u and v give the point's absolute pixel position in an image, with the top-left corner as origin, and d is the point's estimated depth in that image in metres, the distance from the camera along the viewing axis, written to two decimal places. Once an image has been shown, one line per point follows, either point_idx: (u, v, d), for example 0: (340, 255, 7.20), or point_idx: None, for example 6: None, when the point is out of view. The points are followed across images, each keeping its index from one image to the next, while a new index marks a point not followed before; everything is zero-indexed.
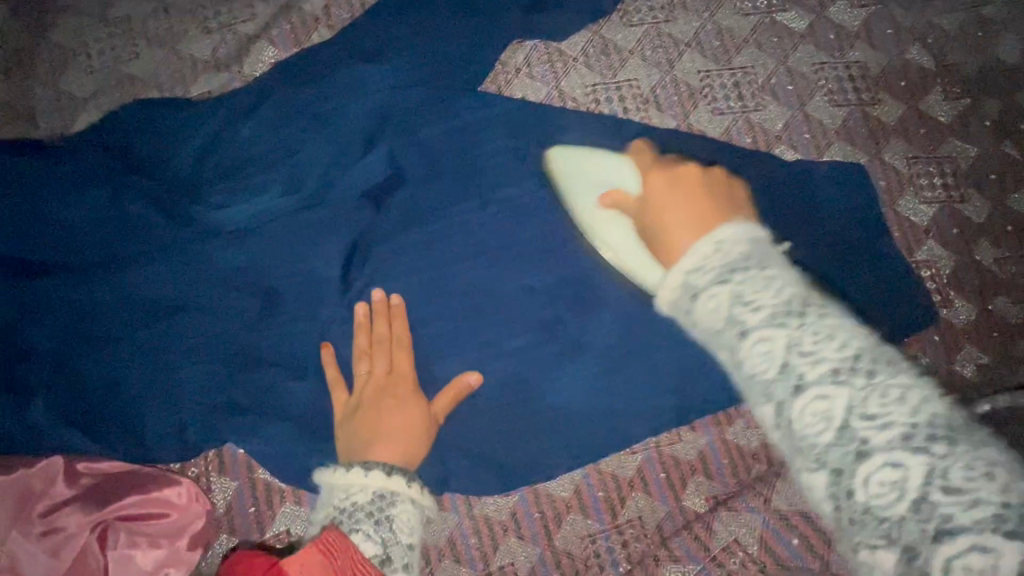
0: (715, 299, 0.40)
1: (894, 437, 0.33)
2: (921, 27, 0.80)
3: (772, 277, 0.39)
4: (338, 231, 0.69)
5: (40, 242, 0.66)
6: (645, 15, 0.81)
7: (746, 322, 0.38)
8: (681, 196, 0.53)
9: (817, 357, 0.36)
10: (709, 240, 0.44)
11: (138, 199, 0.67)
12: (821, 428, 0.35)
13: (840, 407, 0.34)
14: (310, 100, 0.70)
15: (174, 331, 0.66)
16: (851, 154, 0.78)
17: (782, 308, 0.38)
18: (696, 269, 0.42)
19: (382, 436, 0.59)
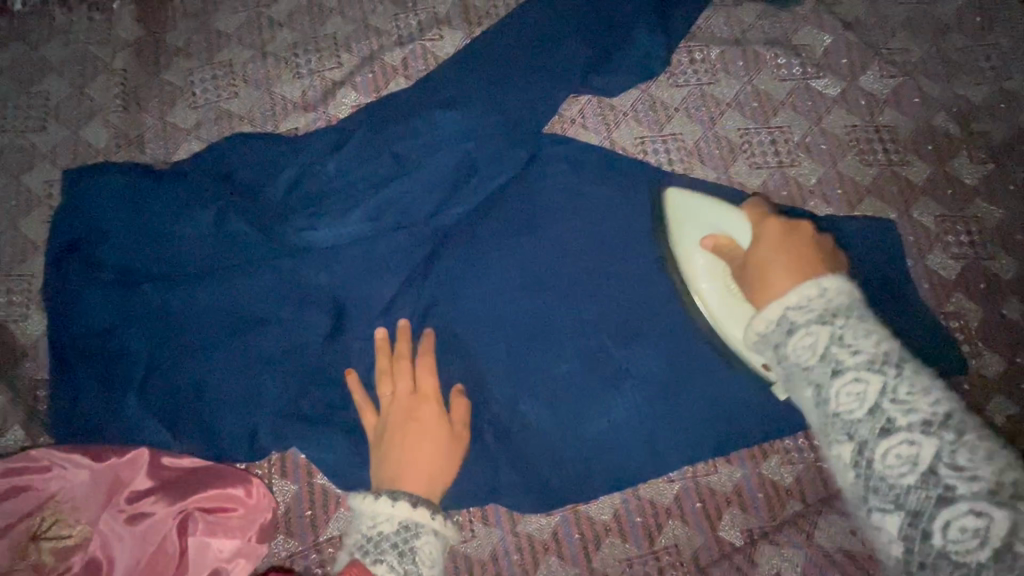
0: (812, 339, 0.53)
1: (916, 422, 0.47)
2: (945, 98, 0.85)
3: (858, 325, 0.52)
4: (408, 258, 0.76)
5: (146, 254, 0.73)
6: (689, 77, 0.87)
7: (842, 363, 0.51)
8: (787, 252, 0.59)
9: (858, 350, 0.51)
10: (812, 284, 0.55)
11: (238, 218, 0.74)
12: (854, 407, 0.50)
13: (874, 391, 0.49)
14: (390, 141, 0.79)
15: (256, 338, 0.71)
16: (881, 210, 0.82)
17: (880, 358, 0.50)
18: (796, 308, 0.54)
19: (409, 462, 0.61)
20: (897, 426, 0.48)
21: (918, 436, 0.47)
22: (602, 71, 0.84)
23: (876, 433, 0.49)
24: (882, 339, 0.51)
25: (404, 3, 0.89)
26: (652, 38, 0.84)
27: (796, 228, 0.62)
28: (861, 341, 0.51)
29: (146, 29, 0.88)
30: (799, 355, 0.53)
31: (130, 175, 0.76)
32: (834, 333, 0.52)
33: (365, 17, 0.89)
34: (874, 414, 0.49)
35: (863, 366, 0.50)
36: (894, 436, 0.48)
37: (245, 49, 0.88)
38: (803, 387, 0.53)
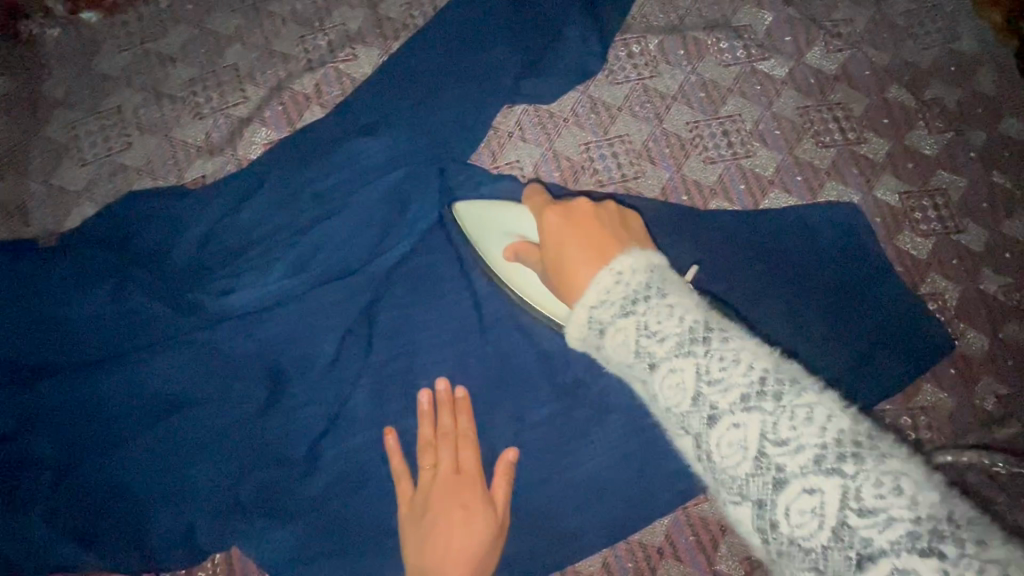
0: (621, 336, 0.38)
1: (804, 462, 0.31)
2: (895, 66, 0.81)
3: (671, 305, 0.37)
4: (344, 310, 0.69)
5: (38, 346, 0.64)
6: (629, 72, 0.81)
7: (714, 404, 0.34)
8: (576, 230, 0.50)
9: (663, 333, 0.36)
10: (610, 269, 0.41)
11: (141, 293, 0.65)
12: (681, 397, 0.35)
13: (755, 434, 0.32)
14: (310, 178, 0.71)
15: (185, 426, 0.64)
16: (843, 193, 0.78)
17: (756, 385, 0.33)
18: (599, 306, 0.40)
19: (449, 559, 0.55)
20: (788, 472, 0.31)
21: (909, 549, 0.28)
22: (534, 77, 0.77)
23: (768, 486, 0.32)
24: (688, 309, 0.37)
25: (311, 23, 0.81)
26: (585, 36, 0.78)
27: (578, 209, 0.52)
28: (702, 346, 0.35)
29: (17, 81, 0.77)
30: (619, 352, 0.39)
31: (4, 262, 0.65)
32: (636, 322, 0.38)
33: (268, 43, 0.80)
34: (762, 465, 0.32)
35: (733, 406, 0.33)
36: (786, 486, 0.31)
37: (135, 91, 0.78)
38: (734, 497, 0.33)
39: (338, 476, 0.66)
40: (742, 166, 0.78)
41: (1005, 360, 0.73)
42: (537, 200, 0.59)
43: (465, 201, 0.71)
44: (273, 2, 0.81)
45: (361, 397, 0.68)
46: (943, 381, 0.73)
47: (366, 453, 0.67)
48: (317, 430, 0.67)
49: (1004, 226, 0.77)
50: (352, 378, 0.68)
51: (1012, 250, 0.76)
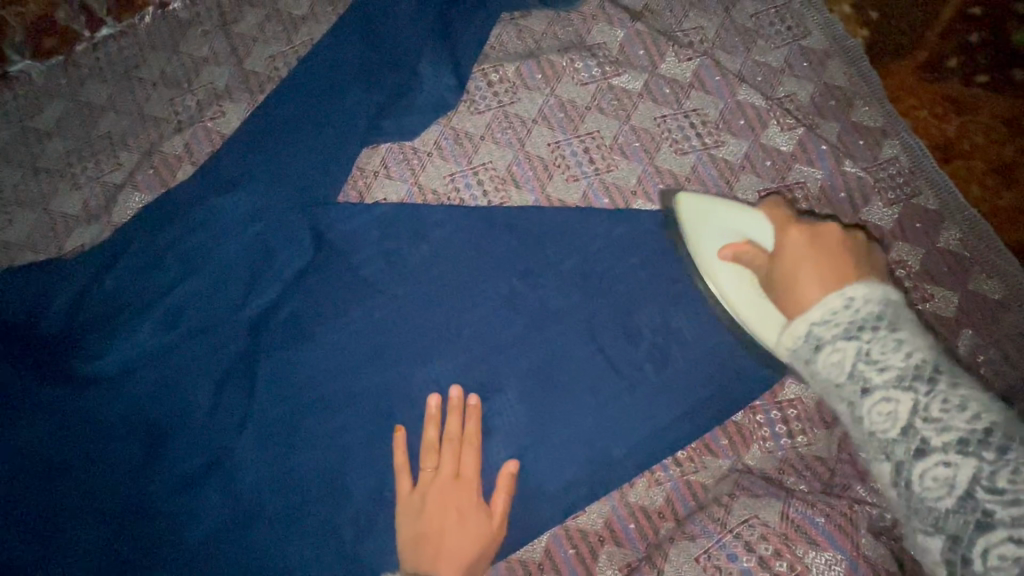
0: (839, 353, 0.51)
1: (890, 379, 0.48)
2: (745, 69, 0.84)
3: (896, 340, 0.49)
4: (219, 360, 0.72)
5: None
6: (490, 100, 0.84)
7: (821, 338, 0.52)
8: (819, 257, 0.57)
9: (886, 367, 0.48)
10: (839, 294, 0.53)
11: (11, 364, 0.68)
12: (888, 426, 0.47)
13: (851, 356, 0.50)
14: (179, 238, 0.74)
15: (61, 490, 0.67)
16: (704, 196, 0.80)
17: (909, 372, 0.48)
18: (822, 324, 0.52)
19: (432, 554, 0.62)
20: (875, 385, 0.48)
21: (894, 393, 0.48)
22: (393, 118, 0.80)
23: (858, 392, 0.49)
24: (916, 349, 0.49)
25: (180, 85, 0.84)
26: (438, 71, 0.81)
27: (823, 233, 0.60)
28: (890, 355, 0.48)
29: None
30: (832, 368, 0.51)
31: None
32: (822, 311, 0.53)
33: (140, 109, 0.83)
34: (854, 378, 0.50)
35: (839, 337, 0.51)
36: (873, 393, 0.48)
37: (14, 169, 0.81)
38: (838, 402, 0.52)
39: (224, 520, 0.69)
40: (604, 181, 0.81)
41: None
42: (780, 213, 0.64)
43: (688, 193, 0.73)
44: (143, 70, 0.85)
45: (247, 444, 0.71)
46: None
47: (255, 496, 0.70)
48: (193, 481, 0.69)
49: (861, 214, 0.79)
50: (232, 426, 0.71)
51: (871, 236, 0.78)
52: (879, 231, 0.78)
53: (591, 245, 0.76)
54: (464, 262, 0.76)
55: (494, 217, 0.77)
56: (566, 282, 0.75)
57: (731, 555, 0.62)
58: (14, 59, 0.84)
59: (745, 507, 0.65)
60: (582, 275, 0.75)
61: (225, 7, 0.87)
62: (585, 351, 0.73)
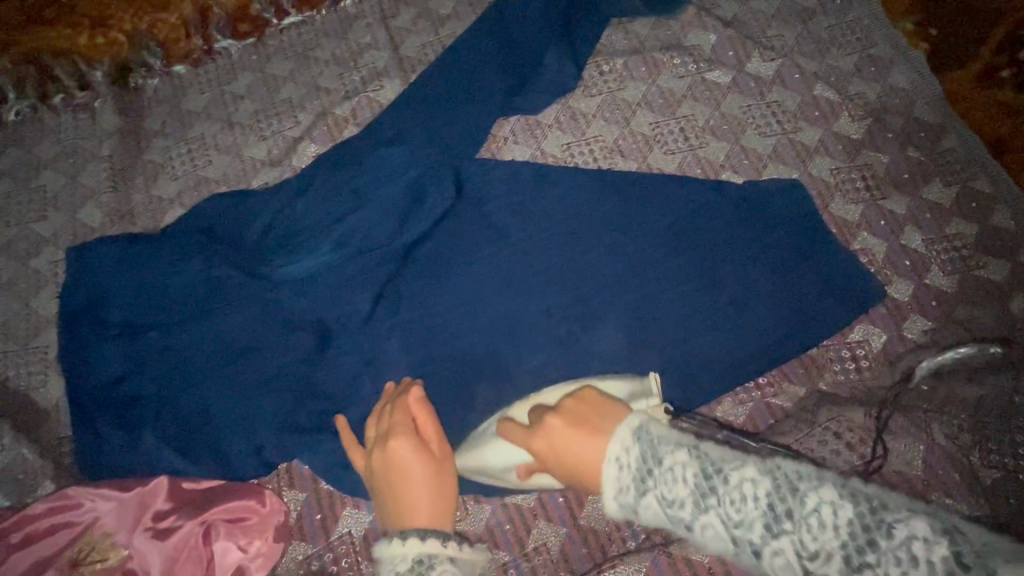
0: (654, 506, 0.49)
1: (761, 532, 0.45)
2: (820, 70, 0.99)
3: (676, 468, 0.48)
4: (375, 276, 0.86)
5: (145, 306, 0.83)
6: (601, 86, 1.00)
7: (685, 518, 0.47)
8: (574, 451, 0.56)
9: (742, 522, 0.45)
10: (630, 423, 0.52)
11: (221, 264, 0.84)
12: (727, 543, 0.46)
13: (721, 527, 0.46)
14: (349, 177, 0.90)
15: (249, 367, 0.81)
16: (784, 171, 0.94)
17: (771, 514, 0.45)
18: (619, 464, 0.51)
19: (403, 505, 0.62)
20: (758, 545, 0.45)
21: (776, 544, 0.44)
22: (524, 96, 0.98)
23: (748, 554, 0.46)
24: (756, 480, 0.46)
25: (347, 64, 1.03)
26: (562, 60, 0.98)
27: (564, 411, 0.59)
28: (678, 489, 0.48)
29: (126, 119, 1.01)
30: (652, 516, 0.49)
31: (121, 241, 0.85)
32: (658, 496, 0.48)
33: (314, 81, 1.02)
34: (738, 543, 0.46)
35: (695, 512, 0.47)
36: (763, 553, 0.45)
37: (214, 122, 1.00)
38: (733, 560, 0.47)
39: (376, 406, 0.81)
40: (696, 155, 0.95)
41: (930, 299, 0.86)
42: (513, 429, 0.65)
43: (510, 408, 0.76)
44: (317, 51, 1.04)
45: (398, 345, 0.85)
46: (877, 320, 0.86)
47: None
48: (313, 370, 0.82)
49: (923, 192, 0.91)
50: (387, 330, 0.85)
51: (932, 211, 0.90)
52: (939, 208, 0.90)
53: (688, 206, 0.91)
54: (581, 213, 0.91)
55: (606, 178, 0.93)
56: (666, 236, 0.90)
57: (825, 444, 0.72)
58: (218, 39, 1.06)
59: (833, 411, 0.74)
60: (679, 230, 0.90)
61: (386, 6, 1.07)
62: (680, 293, 0.88)
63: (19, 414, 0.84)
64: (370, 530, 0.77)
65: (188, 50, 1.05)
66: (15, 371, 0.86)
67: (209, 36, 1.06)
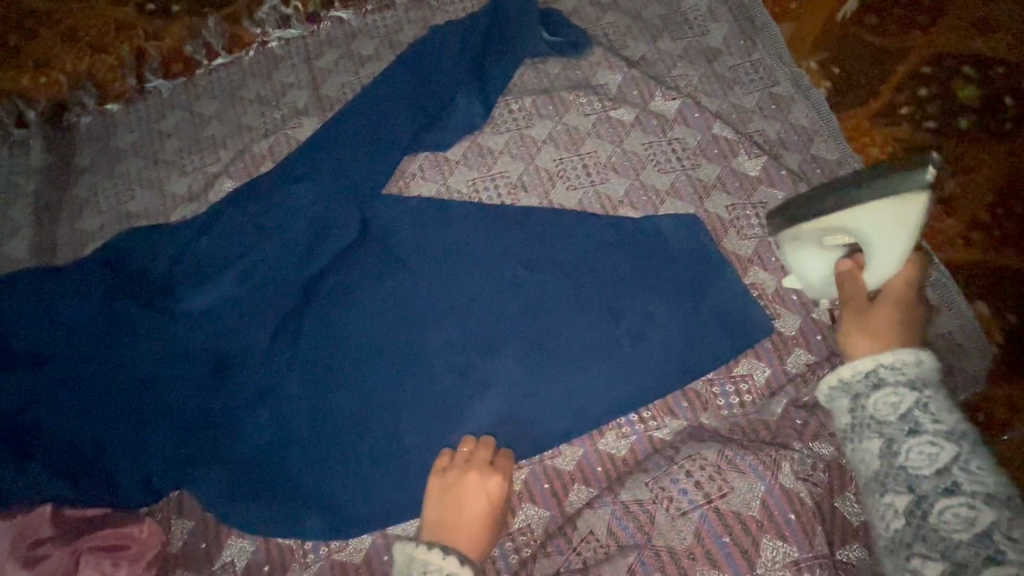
0: (858, 368, 0.62)
1: (912, 402, 0.58)
2: (722, 109, 1.02)
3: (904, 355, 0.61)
4: (274, 309, 0.89)
5: (46, 337, 0.85)
6: (509, 124, 1.03)
7: (884, 379, 0.61)
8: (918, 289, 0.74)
9: (901, 377, 0.60)
10: (912, 351, 0.61)
11: (125, 296, 0.87)
12: (924, 465, 0.54)
13: (907, 401, 0.58)
14: (257, 214, 0.94)
15: (144, 398, 0.83)
16: (680, 207, 0.96)
17: (918, 382, 0.59)
18: (888, 368, 0.61)
19: (461, 526, 0.74)
20: (924, 430, 0.56)
21: (920, 421, 0.57)
22: (432, 134, 1.01)
23: (905, 433, 0.57)
24: (925, 368, 0.60)
25: (270, 102, 1.08)
26: (470, 100, 1.02)
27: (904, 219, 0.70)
28: (902, 366, 0.60)
29: (58, 156, 1.06)
30: (885, 404, 0.59)
31: (30, 276, 0.89)
32: (876, 360, 0.62)
33: (238, 119, 1.07)
34: (904, 419, 0.57)
35: (900, 384, 0.60)
36: (921, 437, 0.56)
37: (141, 158, 1.05)
38: (871, 438, 0.59)
39: (266, 438, 0.84)
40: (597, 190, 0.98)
41: (817, 333, 0.86)
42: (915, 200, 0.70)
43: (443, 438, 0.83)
44: (243, 90, 1.09)
45: (292, 377, 0.87)
46: (763, 354, 0.86)
47: (293, 420, 0.85)
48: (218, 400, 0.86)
49: None
50: (283, 362, 0.87)
51: None
52: None
53: (583, 239, 0.93)
54: (480, 246, 0.94)
55: (504, 213, 0.95)
56: (562, 269, 0.91)
57: (675, 482, 0.78)
58: (150, 79, 1.11)
59: (691, 448, 0.80)
60: (575, 263, 0.92)
61: (310, 47, 1.12)
62: (574, 325, 0.89)
63: None
64: (252, 560, 0.79)
65: (121, 89, 1.11)
66: None
67: (141, 76, 1.11)
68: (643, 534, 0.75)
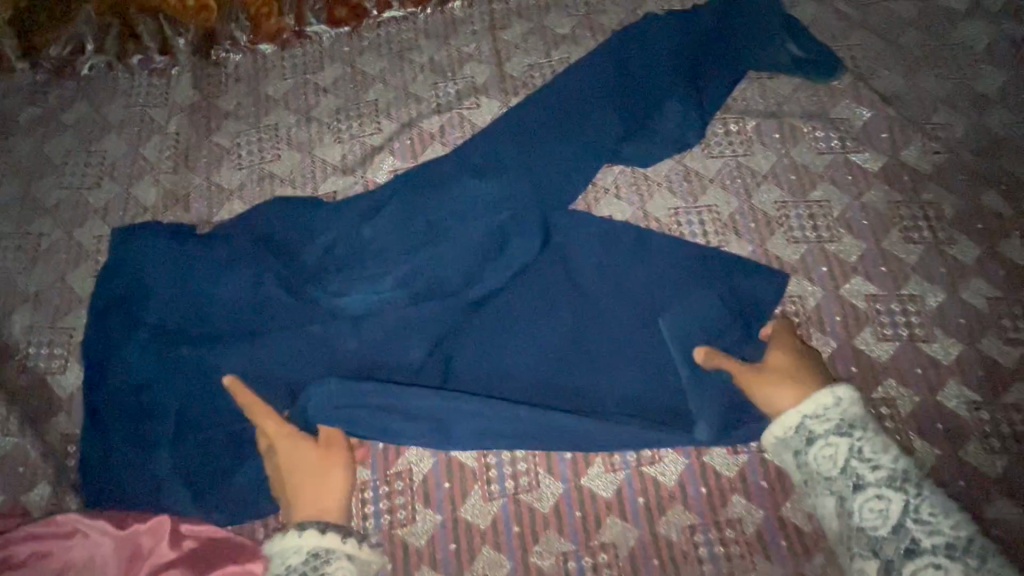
0: (832, 449, 0.61)
1: (881, 478, 0.59)
2: (992, 173, 0.83)
3: (876, 440, 0.61)
4: (433, 324, 0.75)
5: (181, 311, 0.74)
6: (725, 148, 0.87)
7: (862, 478, 0.60)
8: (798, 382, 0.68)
9: (878, 466, 0.60)
10: (829, 393, 0.63)
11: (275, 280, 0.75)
12: (879, 523, 0.58)
13: (895, 511, 0.58)
14: (424, 205, 0.80)
15: (286, 399, 0.72)
16: (929, 289, 0.78)
17: (899, 477, 0.59)
18: (814, 419, 0.63)
19: (297, 496, 0.63)
20: (923, 549, 0.56)
21: (886, 492, 0.59)
22: (629, 147, 0.85)
23: (903, 553, 0.56)
24: (904, 458, 0.60)
25: (444, 73, 0.93)
26: (684, 111, 0.85)
27: None
28: (881, 457, 0.60)
29: (201, 94, 0.93)
30: (824, 459, 0.62)
31: (165, 236, 0.78)
32: (852, 445, 0.61)
33: (405, 85, 0.92)
34: (897, 533, 0.57)
35: (881, 483, 0.59)
36: (922, 561, 0.55)
37: (291, 112, 0.91)
38: (869, 556, 0.58)
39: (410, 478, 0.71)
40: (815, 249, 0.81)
41: None
42: None
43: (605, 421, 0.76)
44: (414, 53, 0.94)
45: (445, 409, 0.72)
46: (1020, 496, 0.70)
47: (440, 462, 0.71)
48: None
49: None
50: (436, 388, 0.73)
51: None
52: None
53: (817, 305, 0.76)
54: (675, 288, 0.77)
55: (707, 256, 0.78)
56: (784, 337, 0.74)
57: None
58: (311, 22, 0.97)
59: None
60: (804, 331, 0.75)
61: (496, 15, 0.96)
62: None
63: (32, 400, 0.77)
64: None
65: (277, 28, 0.96)
66: (38, 348, 0.80)
67: (302, 18, 0.96)
68: None
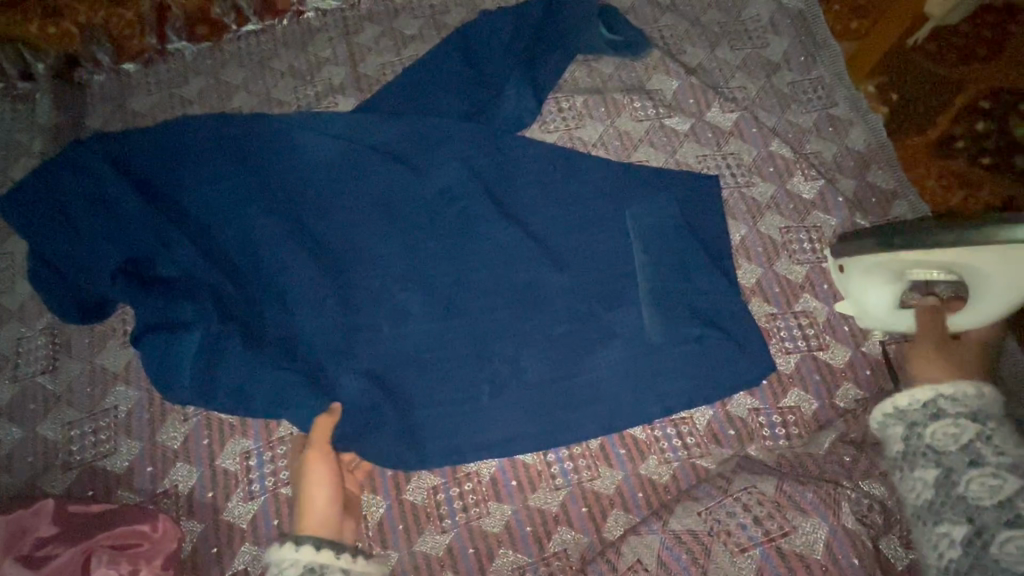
0: (958, 426, 0.56)
1: (1002, 461, 0.53)
2: (779, 126, 0.98)
3: (1001, 432, 0.55)
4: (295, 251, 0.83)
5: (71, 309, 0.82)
6: (558, 123, 0.98)
7: (978, 447, 0.54)
8: None
9: (1004, 451, 0.54)
10: (974, 384, 0.58)
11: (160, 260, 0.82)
12: (947, 443, 0.56)
13: (1006, 486, 0.52)
14: (252, 167, 0.86)
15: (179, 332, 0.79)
16: (733, 225, 0.92)
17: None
18: (949, 398, 0.57)
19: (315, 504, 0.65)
20: (987, 460, 0.53)
21: (1003, 472, 0.52)
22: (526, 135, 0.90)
23: (997, 504, 0.52)
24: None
25: (303, 77, 1.00)
26: (520, 91, 0.93)
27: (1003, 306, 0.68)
28: (1008, 444, 0.54)
29: (66, 115, 0.97)
30: (945, 438, 0.56)
31: (111, 161, 0.84)
32: (979, 428, 0.55)
33: (267, 91, 1.00)
34: (1004, 507, 0.51)
35: (1001, 462, 0.53)
36: (983, 467, 0.53)
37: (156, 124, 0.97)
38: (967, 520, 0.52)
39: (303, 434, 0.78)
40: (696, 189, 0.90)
41: (865, 368, 0.85)
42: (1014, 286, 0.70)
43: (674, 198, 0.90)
44: (274, 61, 1.02)
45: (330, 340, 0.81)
46: (811, 388, 0.84)
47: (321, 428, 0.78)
48: (118, 393, 0.82)
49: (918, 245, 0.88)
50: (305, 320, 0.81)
51: None
52: None
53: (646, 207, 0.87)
54: (604, 245, 0.86)
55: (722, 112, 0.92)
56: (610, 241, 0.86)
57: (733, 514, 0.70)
58: (173, 39, 1.02)
59: (745, 479, 0.74)
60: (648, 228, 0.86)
61: (349, 21, 1.04)
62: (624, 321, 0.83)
63: None
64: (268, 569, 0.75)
65: (141, 48, 1.02)
66: None
67: (163, 36, 1.02)
68: (698, 567, 0.67)
